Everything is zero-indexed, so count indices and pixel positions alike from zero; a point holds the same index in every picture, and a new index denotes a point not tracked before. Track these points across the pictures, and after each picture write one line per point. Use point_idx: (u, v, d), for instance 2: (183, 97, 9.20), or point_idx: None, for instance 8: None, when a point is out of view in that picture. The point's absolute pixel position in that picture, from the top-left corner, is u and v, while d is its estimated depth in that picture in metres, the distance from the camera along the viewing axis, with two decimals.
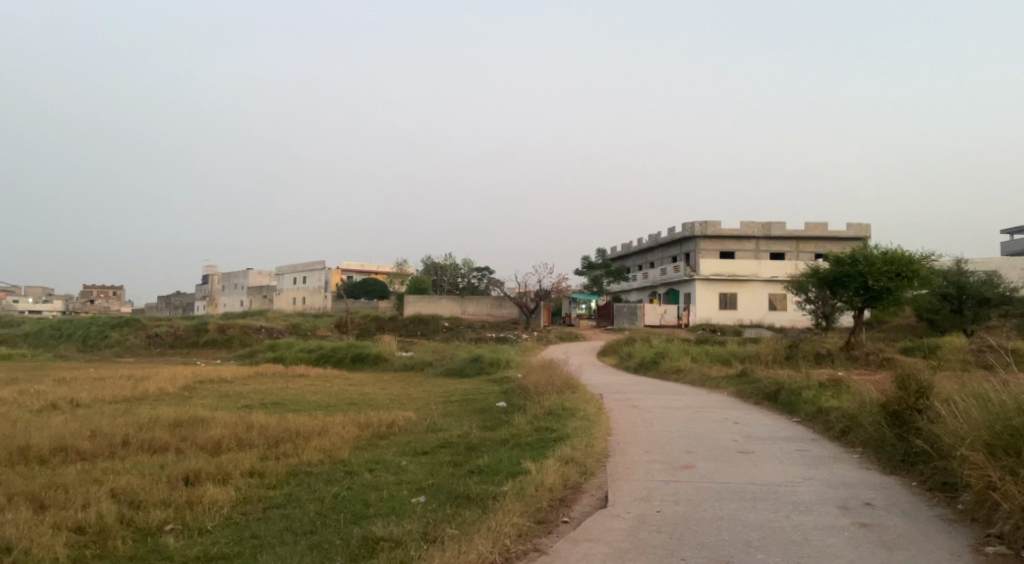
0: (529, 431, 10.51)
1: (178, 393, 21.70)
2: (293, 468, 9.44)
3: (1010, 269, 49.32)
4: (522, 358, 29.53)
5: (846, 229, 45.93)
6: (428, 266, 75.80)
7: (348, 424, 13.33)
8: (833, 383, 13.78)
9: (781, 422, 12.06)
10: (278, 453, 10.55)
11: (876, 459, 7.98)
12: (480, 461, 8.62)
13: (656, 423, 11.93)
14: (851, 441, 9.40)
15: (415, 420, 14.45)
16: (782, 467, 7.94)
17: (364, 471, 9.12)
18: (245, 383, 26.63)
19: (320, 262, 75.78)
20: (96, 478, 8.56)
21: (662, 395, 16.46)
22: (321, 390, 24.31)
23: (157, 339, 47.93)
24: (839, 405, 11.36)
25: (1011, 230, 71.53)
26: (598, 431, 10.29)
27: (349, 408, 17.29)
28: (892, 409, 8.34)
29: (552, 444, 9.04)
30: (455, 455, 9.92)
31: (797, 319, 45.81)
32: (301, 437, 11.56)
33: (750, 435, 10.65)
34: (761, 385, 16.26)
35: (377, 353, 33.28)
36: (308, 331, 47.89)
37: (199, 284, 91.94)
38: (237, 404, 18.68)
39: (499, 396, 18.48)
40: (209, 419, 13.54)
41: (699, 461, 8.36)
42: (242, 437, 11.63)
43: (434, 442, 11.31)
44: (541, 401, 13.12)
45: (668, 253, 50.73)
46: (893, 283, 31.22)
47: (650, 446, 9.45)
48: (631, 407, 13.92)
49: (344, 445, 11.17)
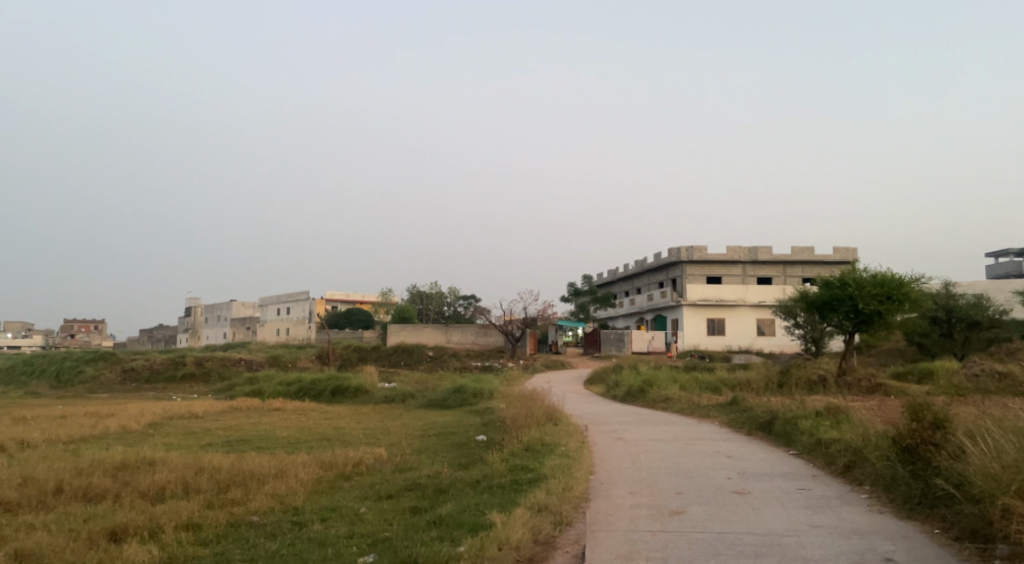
0: (503, 471, 9.55)
1: (141, 431, 20.52)
2: (236, 518, 8.43)
3: (998, 290, 48.89)
4: (506, 386, 28.58)
5: (834, 253, 45.41)
6: (413, 295, 74.71)
7: (310, 464, 12.30)
8: (832, 411, 12.87)
9: (777, 456, 11.16)
10: (227, 500, 9.55)
11: (888, 501, 7.08)
12: (443, 509, 7.64)
13: (643, 458, 10.98)
14: (856, 478, 8.52)
15: (386, 457, 13.42)
16: (783, 512, 7.01)
17: (316, 521, 8.13)
18: (216, 419, 25.45)
19: (304, 292, 74.58)
20: (5, 536, 7.53)
21: (649, 426, 15.52)
22: (294, 424, 23.19)
23: (132, 373, 46.51)
24: (840, 437, 10.47)
25: (995, 253, 71.21)
26: (578, 469, 9.32)
27: (317, 446, 16.25)
28: (902, 442, 7.49)
29: (526, 487, 8.10)
30: (420, 500, 8.95)
31: (786, 345, 45.08)
32: (255, 481, 10.54)
33: (746, 471, 9.70)
34: (753, 415, 15.35)
35: (358, 385, 32.20)
36: (289, 363, 46.69)
37: (181, 317, 90.35)
38: (199, 443, 17.55)
39: (480, 429, 17.51)
40: (161, 461, 12.48)
41: (690, 505, 7.42)
42: (189, 480, 10.60)
43: (400, 484, 10.30)
44: (519, 436, 12.17)
45: (655, 279, 49.99)
46: (884, 307, 30.57)
47: (638, 488, 8.48)
48: (617, 440, 12.98)
49: (301, 489, 10.16)
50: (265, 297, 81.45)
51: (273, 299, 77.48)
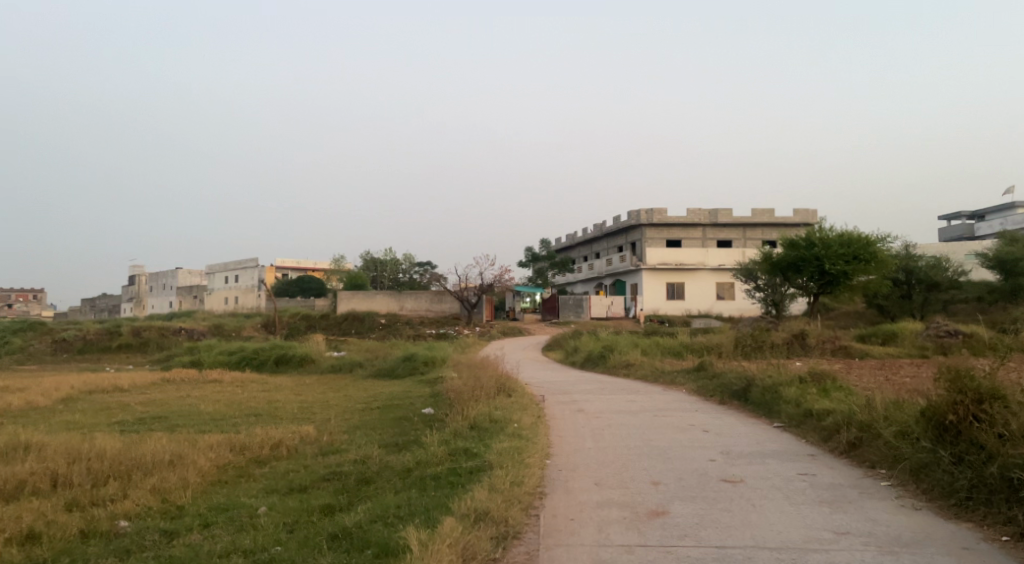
0: (440, 456, 7.84)
1: (50, 408, 18.30)
2: (96, 526, 6.59)
3: (954, 251, 48.74)
4: (459, 354, 26.91)
5: (794, 215, 44.33)
6: (365, 262, 72.22)
7: (220, 447, 10.45)
8: (817, 376, 11.42)
9: (759, 430, 9.68)
10: (97, 500, 7.67)
11: (922, 493, 5.64)
12: (355, 514, 5.91)
13: (608, 435, 9.33)
14: (865, 458, 7.08)
15: (313, 437, 11.59)
16: (793, 511, 5.44)
17: (193, 528, 6.33)
18: (143, 392, 23.30)
19: (252, 260, 71.51)
20: None
21: (611, 395, 13.93)
22: (226, 397, 21.18)
23: (63, 343, 43.57)
24: (837, 408, 8.97)
25: (946, 215, 71.25)
26: (532, 454, 7.61)
27: (241, 422, 14.38)
28: (936, 417, 5.97)
29: (464, 480, 6.44)
30: (337, 496, 7.20)
31: (746, 309, 44.09)
32: (141, 472, 8.70)
33: (730, 451, 8.12)
34: (724, 381, 13.89)
35: (304, 354, 30.16)
36: (232, 332, 44.26)
37: (125, 285, 86.57)
38: (108, 421, 15.45)
39: (427, 401, 15.81)
40: (40, 446, 10.48)
41: (672, 502, 5.82)
42: (58, 472, 8.64)
43: (318, 473, 8.53)
44: (465, 411, 10.47)
45: (614, 243, 48.57)
46: (850, 267, 29.72)
47: (604, 477, 6.82)
48: (577, 413, 11.38)
49: (196, 482, 8.35)
50: (211, 264, 77.72)
51: (219, 266, 74.23)
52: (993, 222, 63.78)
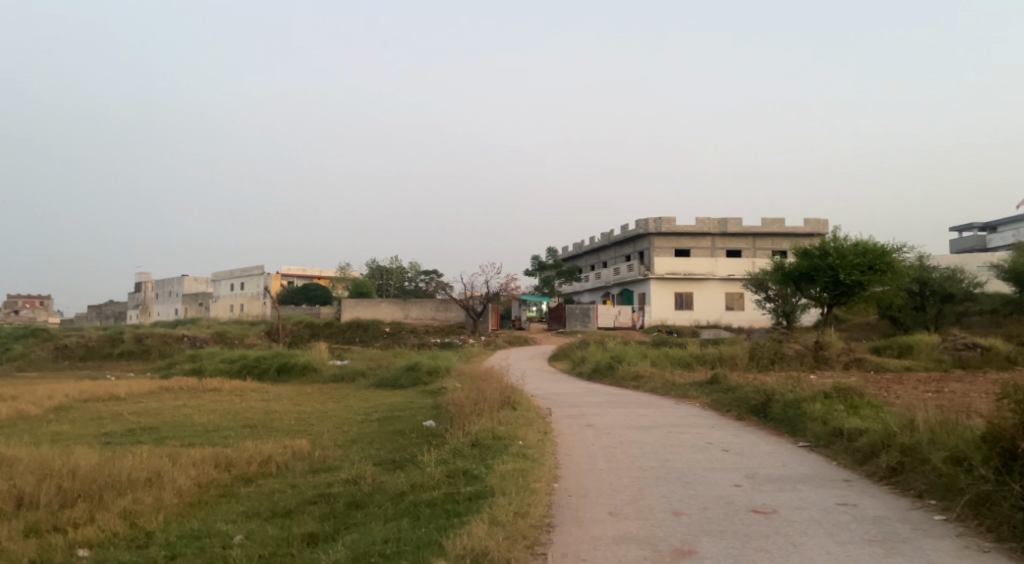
0: (437, 478, 7.12)
1: (39, 418, 17.64)
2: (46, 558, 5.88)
3: (969, 261, 47.70)
4: (464, 364, 26.19)
5: (805, 225, 43.46)
6: (371, 270, 71.55)
7: (204, 463, 9.72)
8: (843, 391, 10.63)
9: (784, 450, 8.92)
10: (60, 525, 6.99)
11: (988, 532, 4.92)
12: (335, 549, 5.20)
13: (620, 455, 8.60)
14: (911, 485, 6.36)
15: (305, 451, 10.86)
16: (839, 552, 4.71)
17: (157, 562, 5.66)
18: (139, 401, 22.64)
19: (257, 267, 70.91)
20: None
21: (620, 409, 13.16)
22: (223, 407, 20.50)
23: (64, 350, 42.99)
24: (871, 427, 8.22)
25: (959, 227, 70.16)
26: (538, 478, 6.88)
27: (232, 435, 13.70)
28: (1004, 443, 5.25)
29: (461, 509, 5.75)
30: (321, 523, 6.50)
31: (756, 319, 43.25)
32: (112, 492, 8.01)
33: (756, 475, 7.37)
34: (742, 395, 13.09)
35: (305, 362, 29.46)
36: (235, 340, 43.62)
37: (131, 292, 86.13)
38: (96, 432, 14.81)
39: (428, 413, 15.09)
40: (13, 460, 9.81)
41: (699, 538, 5.10)
42: (23, 492, 7.95)
43: (303, 494, 7.81)
44: (465, 426, 9.74)
45: (621, 252, 47.82)
46: (865, 277, 28.71)
47: (619, 505, 6.10)
48: (586, 428, 10.64)
49: (172, 503, 7.67)
50: (217, 272, 77.07)
51: (225, 273, 73.79)
52: (1006, 234, 62.71)
